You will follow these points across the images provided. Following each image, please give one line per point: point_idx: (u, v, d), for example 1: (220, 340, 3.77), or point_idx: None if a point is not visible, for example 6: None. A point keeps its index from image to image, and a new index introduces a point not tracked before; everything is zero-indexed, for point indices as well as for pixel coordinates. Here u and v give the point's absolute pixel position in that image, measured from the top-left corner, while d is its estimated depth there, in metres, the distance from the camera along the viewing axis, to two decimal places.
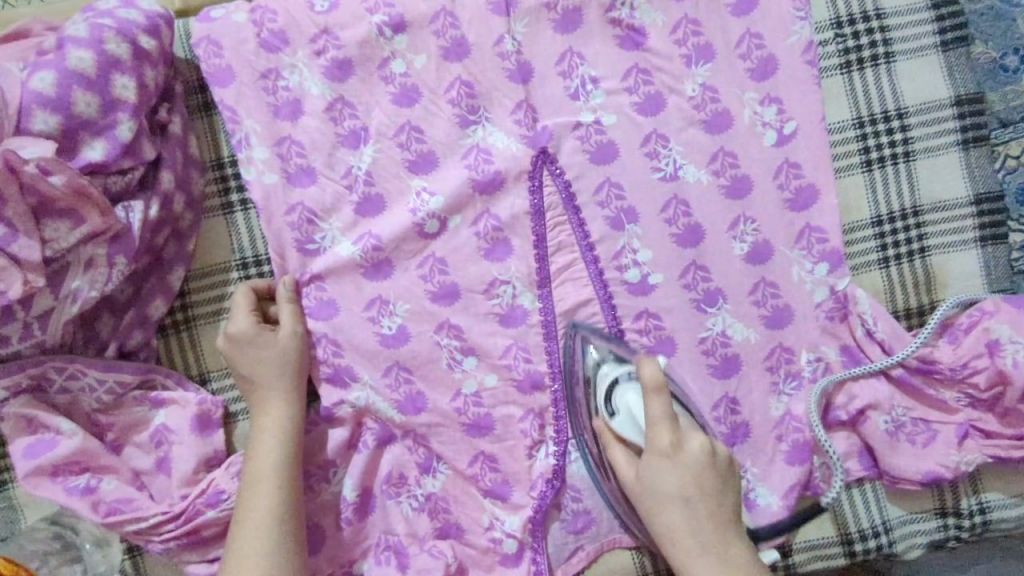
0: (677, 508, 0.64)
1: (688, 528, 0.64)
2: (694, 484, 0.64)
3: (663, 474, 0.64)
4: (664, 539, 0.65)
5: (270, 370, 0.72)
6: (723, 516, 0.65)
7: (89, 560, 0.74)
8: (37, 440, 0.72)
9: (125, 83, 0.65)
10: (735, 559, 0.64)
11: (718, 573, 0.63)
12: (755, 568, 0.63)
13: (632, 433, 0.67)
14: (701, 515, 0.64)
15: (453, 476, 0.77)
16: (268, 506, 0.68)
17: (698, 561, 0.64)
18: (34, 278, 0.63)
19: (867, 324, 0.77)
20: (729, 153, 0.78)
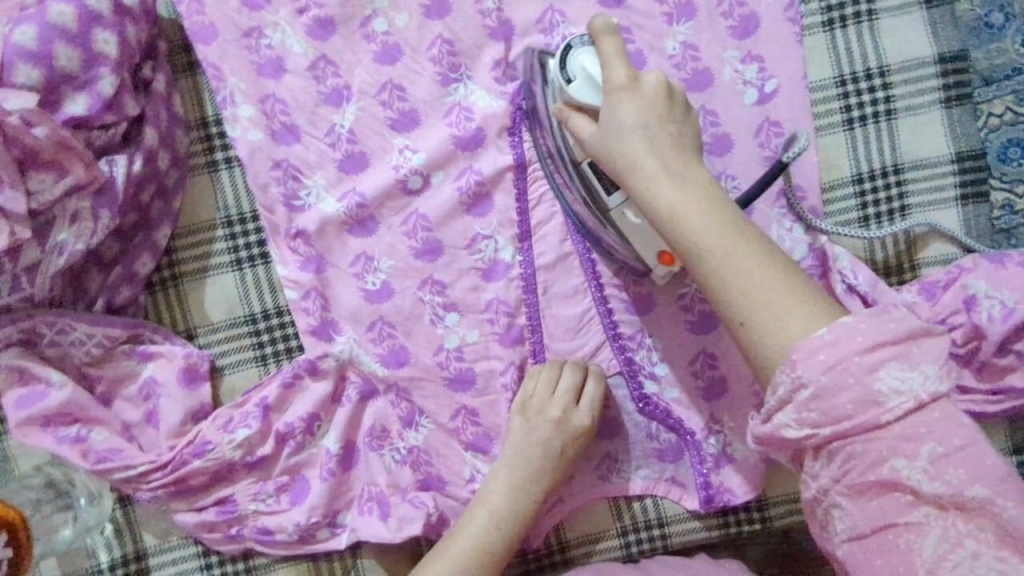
0: (635, 137, 0.60)
1: (710, 243, 0.56)
2: (655, 113, 0.60)
3: (620, 103, 0.61)
4: (622, 165, 0.60)
5: (559, 409, 0.74)
6: (684, 145, 0.60)
7: (81, 511, 0.76)
8: (29, 391, 0.74)
9: (106, 39, 0.66)
10: (701, 195, 0.58)
11: (703, 227, 0.56)
12: (745, 235, 0.56)
13: (591, 94, 0.63)
14: (661, 133, 0.60)
15: (435, 430, 0.78)
16: (511, 506, 0.73)
17: (663, 186, 0.58)
18: (20, 230, 0.64)
19: (847, 280, 0.76)
20: (710, 111, 0.78)
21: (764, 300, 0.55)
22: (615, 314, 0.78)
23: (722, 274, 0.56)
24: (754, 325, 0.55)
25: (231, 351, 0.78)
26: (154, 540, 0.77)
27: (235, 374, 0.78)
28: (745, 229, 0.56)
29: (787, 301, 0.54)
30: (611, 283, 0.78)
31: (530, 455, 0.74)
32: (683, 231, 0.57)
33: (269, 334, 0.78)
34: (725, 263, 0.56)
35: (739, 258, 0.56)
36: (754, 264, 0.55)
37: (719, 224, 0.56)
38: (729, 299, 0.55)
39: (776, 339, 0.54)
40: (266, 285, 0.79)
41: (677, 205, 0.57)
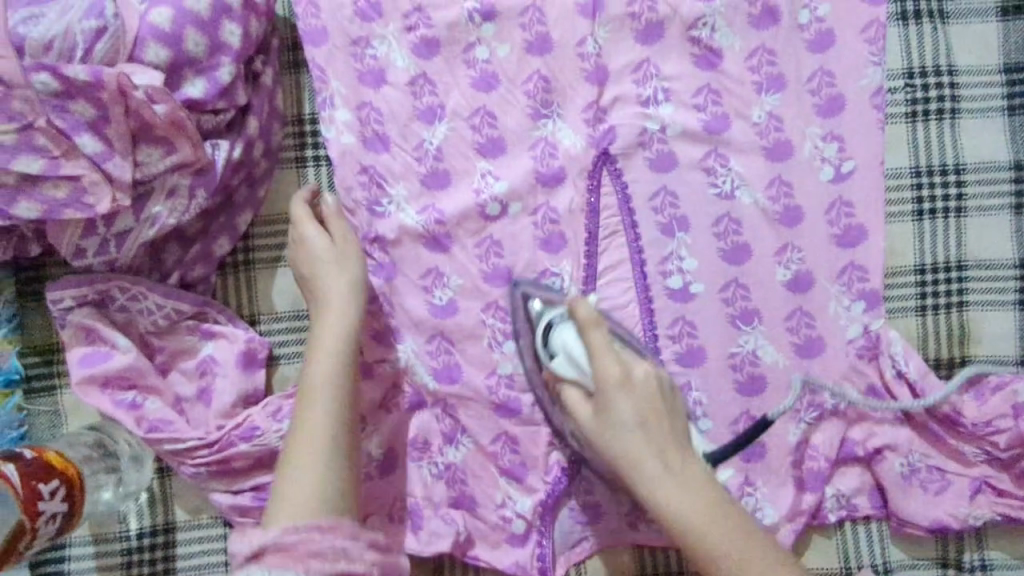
0: (637, 432, 0.66)
1: (712, 539, 0.64)
2: (642, 413, 0.67)
3: (620, 401, 0.67)
4: (626, 460, 0.67)
5: (321, 243, 0.74)
6: (671, 439, 0.67)
7: (126, 475, 0.77)
8: (93, 351, 0.76)
9: (232, 30, 0.68)
10: (699, 486, 0.66)
11: (693, 517, 0.64)
12: (723, 513, 0.65)
13: (569, 371, 0.71)
14: (654, 425, 0.68)
15: (474, 450, 0.80)
16: (331, 417, 0.66)
17: (659, 482, 0.66)
18: (121, 198, 0.67)
19: (898, 366, 0.79)
20: (785, 182, 0.80)
21: (734, 542, 0.64)
22: (666, 364, 0.80)
23: (714, 557, 0.63)
24: (728, 560, 0.63)
25: (290, 341, 0.80)
26: (185, 514, 0.79)
27: (290, 364, 0.80)
28: (721, 512, 0.65)
29: (739, 534, 0.64)
30: (664, 334, 0.80)
31: (339, 387, 0.68)
32: (674, 517, 0.65)
33: None
34: (720, 562, 0.63)
35: (722, 528, 0.64)
36: (732, 525, 0.64)
37: (670, 455, 0.67)
38: (700, 552, 0.64)
39: (736, 563, 0.63)
40: None
41: (677, 511, 0.65)
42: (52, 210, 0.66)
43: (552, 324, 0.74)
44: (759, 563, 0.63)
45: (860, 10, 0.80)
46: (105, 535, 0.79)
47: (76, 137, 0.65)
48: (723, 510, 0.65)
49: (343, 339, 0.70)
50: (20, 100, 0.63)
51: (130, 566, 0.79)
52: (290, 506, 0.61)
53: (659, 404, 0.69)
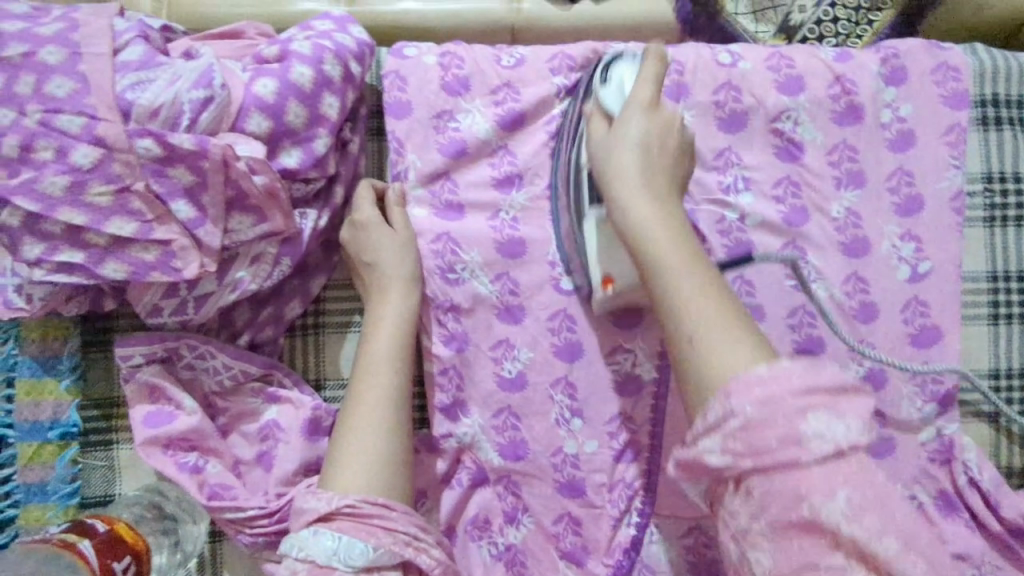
0: (627, 144, 0.66)
1: (688, 294, 0.58)
2: (643, 147, 0.66)
3: (634, 117, 0.67)
4: (614, 167, 0.65)
5: (390, 271, 0.75)
6: (672, 189, 0.66)
7: (183, 536, 0.75)
8: (157, 410, 0.75)
9: (331, 103, 0.68)
10: (681, 241, 0.61)
11: (676, 259, 0.59)
12: (687, 250, 0.60)
13: (614, 97, 0.72)
14: (654, 152, 0.66)
15: (535, 531, 0.78)
16: (381, 425, 0.68)
17: (639, 206, 0.63)
18: (208, 263, 0.66)
19: (970, 473, 0.78)
20: (861, 278, 0.80)
21: (725, 337, 0.55)
22: None
23: (709, 340, 0.54)
24: (685, 319, 0.57)
25: None
26: None
27: None
28: (713, 287, 0.58)
29: (721, 323, 0.56)
30: None
31: (384, 381, 0.70)
32: (658, 264, 0.60)
33: None
34: (694, 350, 0.56)
35: (716, 335, 0.55)
36: (721, 328, 0.56)
37: (656, 179, 0.65)
38: (673, 307, 0.58)
39: (709, 369, 0.54)
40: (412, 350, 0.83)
41: (650, 231, 0.61)
42: (139, 271, 0.66)
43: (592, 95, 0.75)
44: (732, 356, 0.54)
45: (941, 113, 0.81)
46: None
47: (171, 201, 0.65)
48: (722, 316, 0.56)
49: (392, 360, 0.71)
50: (120, 163, 0.63)
51: None
52: (348, 470, 0.65)
53: (671, 143, 0.67)
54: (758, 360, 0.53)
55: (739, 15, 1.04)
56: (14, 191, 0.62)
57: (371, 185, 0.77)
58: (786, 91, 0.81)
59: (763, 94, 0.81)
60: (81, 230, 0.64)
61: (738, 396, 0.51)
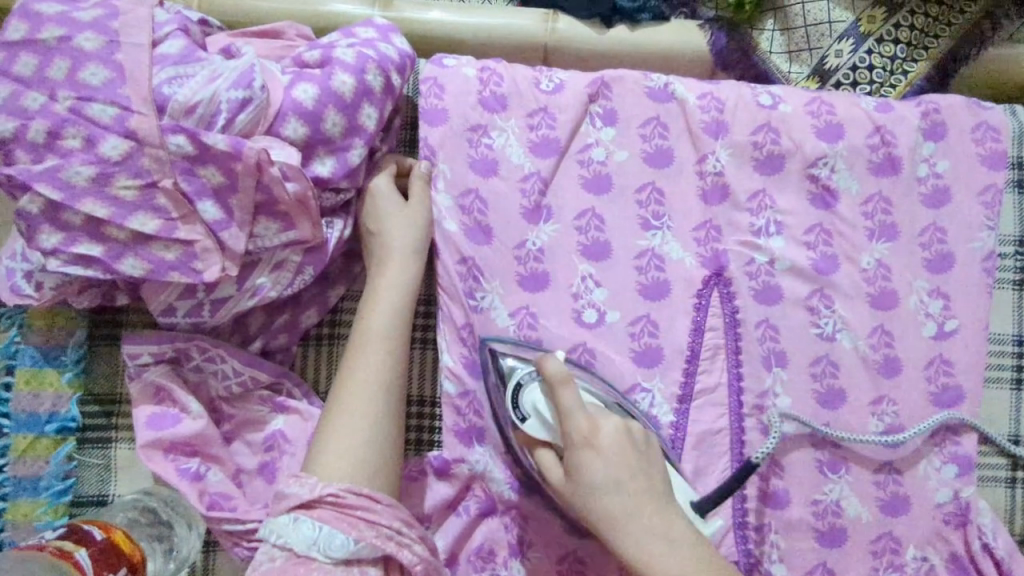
0: (588, 451, 0.63)
1: (657, 551, 0.61)
2: (606, 437, 0.64)
3: (585, 460, 0.63)
4: (569, 467, 0.64)
5: (392, 254, 0.74)
6: (648, 484, 0.64)
7: (178, 543, 0.73)
8: (162, 412, 0.72)
9: (370, 113, 0.67)
10: (647, 498, 0.63)
11: (632, 508, 0.62)
12: (669, 522, 0.62)
13: (536, 379, 0.69)
14: (614, 470, 0.63)
15: (539, 564, 0.76)
16: (373, 415, 0.68)
17: (617, 503, 0.62)
18: (229, 268, 0.64)
19: (984, 539, 0.77)
20: (886, 332, 0.79)
21: (679, 552, 0.61)
22: (748, 501, 0.77)
23: (670, 575, 0.60)
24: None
25: None
26: None
27: None
28: (669, 518, 0.62)
29: (692, 556, 0.61)
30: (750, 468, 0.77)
31: (383, 347, 0.71)
32: (648, 562, 0.61)
33: (414, 418, 0.80)
34: (668, 574, 0.60)
35: (677, 561, 0.60)
36: (676, 554, 0.61)
37: (623, 481, 0.62)
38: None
39: (684, 573, 0.60)
40: (429, 369, 0.81)
41: (621, 503, 0.62)
42: (159, 270, 0.63)
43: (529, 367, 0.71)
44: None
45: (977, 173, 0.81)
46: None
47: (199, 202, 0.63)
48: (682, 539, 0.62)
49: (386, 341, 0.71)
50: (150, 158, 0.61)
51: None
52: (339, 451, 0.65)
53: (630, 451, 0.64)
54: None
55: (774, 54, 1.04)
56: (38, 177, 0.61)
57: (395, 163, 0.78)
58: (824, 137, 0.80)
59: (802, 138, 0.80)
60: (102, 223, 0.62)
61: None
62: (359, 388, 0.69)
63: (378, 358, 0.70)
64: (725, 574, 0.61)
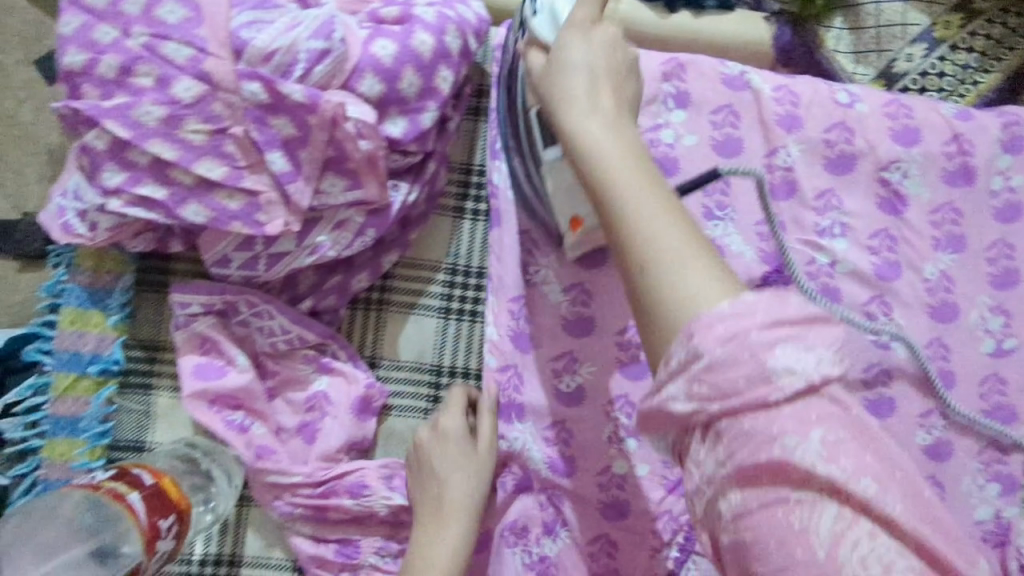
0: (580, 74, 0.58)
1: (648, 231, 0.51)
2: (603, 58, 0.59)
3: (570, 42, 0.60)
4: (577, 145, 0.55)
5: (444, 447, 0.71)
6: (624, 100, 0.58)
7: (218, 496, 0.72)
8: (208, 362, 0.72)
9: (446, 76, 0.65)
10: (637, 165, 0.54)
11: (639, 204, 0.51)
12: (658, 194, 0.53)
13: (546, 28, 0.66)
14: (603, 81, 0.58)
15: (571, 546, 0.75)
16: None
17: (603, 141, 0.55)
18: (293, 222, 0.63)
19: None
20: (943, 345, 0.78)
21: (678, 252, 0.50)
22: None
23: (678, 283, 0.49)
24: (652, 244, 0.50)
25: (407, 392, 0.77)
26: (256, 551, 0.75)
27: (400, 417, 0.76)
28: (677, 234, 0.51)
29: (687, 257, 0.50)
30: None
31: (441, 512, 0.68)
32: (621, 199, 0.52)
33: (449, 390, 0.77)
34: (654, 285, 0.50)
35: (685, 264, 0.50)
36: (685, 258, 0.50)
37: (604, 96, 0.57)
38: (619, 217, 0.52)
39: (681, 298, 0.49)
40: (470, 344, 0.78)
41: (624, 204, 0.52)
42: (221, 218, 0.62)
43: (532, 31, 0.70)
44: (701, 288, 0.49)
45: None
46: None
47: (267, 151, 0.61)
48: (681, 238, 0.50)
49: (458, 511, 0.68)
50: (222, 103, 0.60)
51: None
52: None
53: (623, 90, 0.59)
54: (720, 293, 0.48)
55: (840, 53, 0.99)
56: (106, 113, 0.59)
57: (462, 389, 0.75)
58: (899, 141, 0.78)
59: (877, 140, 0.78)
60: (168, 165, 0.61)
61: (724, 339, 0.46)
62: (432, 562, 0.65)
63: (450, 533, 0.67)
64: (725, 299, 0.47)
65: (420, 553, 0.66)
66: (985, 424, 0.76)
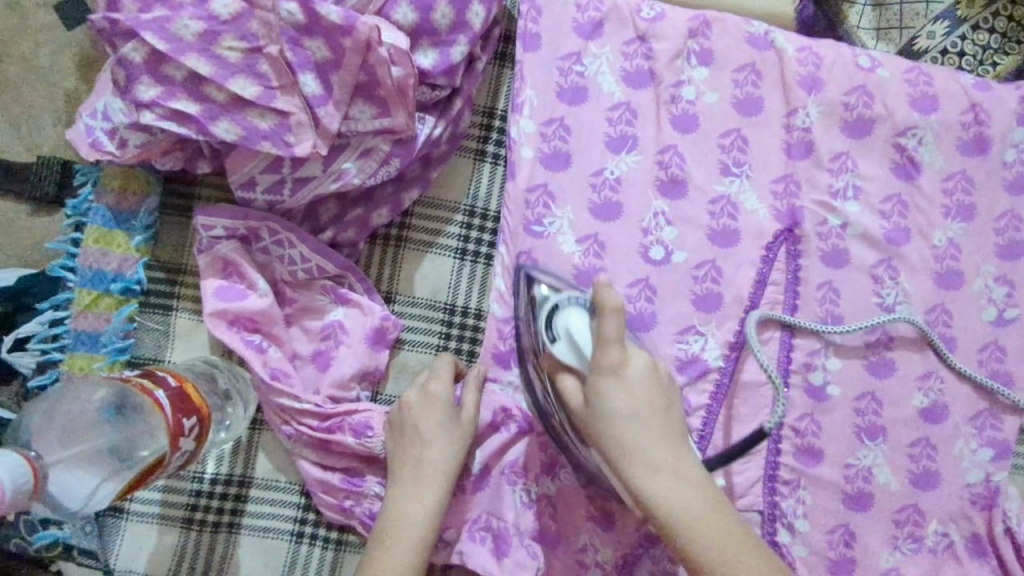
0: (621, 419, 0.57)
1: (673, 487, 0.57)
2: (647, 391, 0.59)
3: (608, 391, 0.58)
4: (590, 422, 0.59)
5: (426, 411, 0.71)
6: (660, 425, 0.58)
7: (234, 418, 0.74)
8: (228, 285, 0.73)
9: (477, 11, 0.67)
10: (690, 469, 0.58)
11: (660, 487, 0.57)
12: (679, 456, 0.58)
13: (572, 356, 0.62)
14: (645, 411, 0.58)
15: (570, 485, 0.76)
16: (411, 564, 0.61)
17: (643, 473, 0.57)
18: (320, 146, 0.64)
19: (1009, 523, 0.78)
20: (946, 311, 0.80)
21: (723, 549, 0.55)
22: (781, 453, 0.78)
23: (692, 542, 0.56)
24: (687, 522, 0.56)
25: (420, 329, 0.78)
26: (262, 474, 0.76)
27: (412, 352, 0.78)
28: (683, 488, 0.57)
29: (728, 522, 0.56)
30: (790, 423, 0.79)
31: (426, 475, 0.67)
32: (672, 516, 0.56)
33: (457, 329, 0.78)
34: (700, 548, 0.55)
35: (720, 528, 0.56)
36: (710, 532, 0.55)
37: (652, 408, 0.58)
38: (680, 540, 0.56)
39: (725, 564, 0.55)
40: (477, 285, 0.79)
41: (647, 443, 0.58)
42: (250, 137, 0.63)
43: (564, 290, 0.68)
44: (746, 562, 0.55)
45: None
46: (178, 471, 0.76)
47: (300, 73, 0.63)
48: (711, 502, 0.57)
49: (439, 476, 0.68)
50: (259, 22, 0.61)
51: (194, 510, 0.76)
52: None
53: (670, 411, 0.60)
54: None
55: (861, 29, 0.96)
56: (146, 25, 0.61)
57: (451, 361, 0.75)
58: (917, 108, 0.80)
59: (896, 106, 0.80)
60: (202, 80, 0.62)
61: None
62: (404, 521, 0.64)
63: (427, 488, 0.66)
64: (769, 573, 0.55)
65: (392, 511, 0.65)
66: (997, 387, 0.78)
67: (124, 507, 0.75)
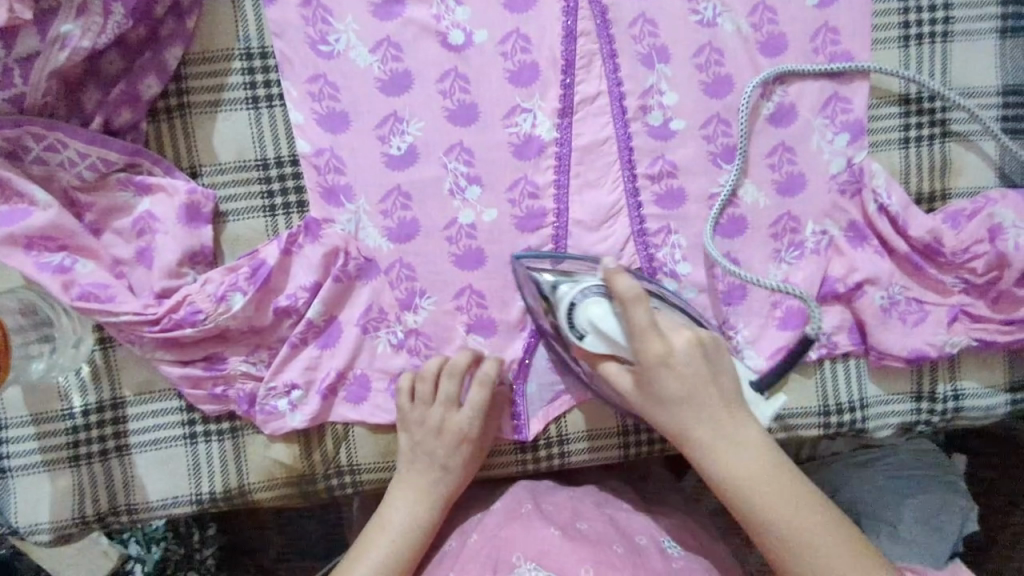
0: (687, 408, 0.61)
1: (745, 474, 0.61)
2: (700, 389, 0.61)
3: (696, 448, 0.62)
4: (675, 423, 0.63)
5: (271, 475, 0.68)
6: (722, 403, 0.62)
7: (60, 345, 0.72)
8: (9, 210, 0.67)
9: None
10: (750, 446, 0.61)
11: (746, 468, 0.61)
12: (737, 427, 0.62)
13: (603, 345, 0.62)
14: (721, 412, 0.62)
15: (439, 308, 0.74)
16: None
17: (699, 424, 0.62)
18: (20, 10, 0.60)
19: (880, 200, 0.77)
20: (768, 8, 0.76)
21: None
22: (645, 207, 0.75)
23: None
24: (775, 530, 0.60)
25: (238, 196, 0.73)
26: (133, 390, 0.73)
27: (239, 222, 0.73)
28: (770, 471, 0.61)
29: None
30: (644, 173, 0.75)
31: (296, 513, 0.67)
32: (741, 480, 0.61)
33: (276, 185, 0.73)
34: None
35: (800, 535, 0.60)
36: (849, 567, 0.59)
37: (720, 416, 0.62)
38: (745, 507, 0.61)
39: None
40: (282, 132, 0.74)
41: (699, 426, 0.62)
42: None
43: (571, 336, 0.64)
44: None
45: None
46: (46, 414, 0.73)
47: None
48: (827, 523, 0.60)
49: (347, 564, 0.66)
50: None
51: (76, 446, 0.73)
52: None
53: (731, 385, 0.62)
54: None
55: None
56: None
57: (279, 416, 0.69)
58: None
59: None
60: None
61: None
62: None
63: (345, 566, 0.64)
64: None
65: None
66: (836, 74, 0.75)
67: (4, 465, 0.73)
